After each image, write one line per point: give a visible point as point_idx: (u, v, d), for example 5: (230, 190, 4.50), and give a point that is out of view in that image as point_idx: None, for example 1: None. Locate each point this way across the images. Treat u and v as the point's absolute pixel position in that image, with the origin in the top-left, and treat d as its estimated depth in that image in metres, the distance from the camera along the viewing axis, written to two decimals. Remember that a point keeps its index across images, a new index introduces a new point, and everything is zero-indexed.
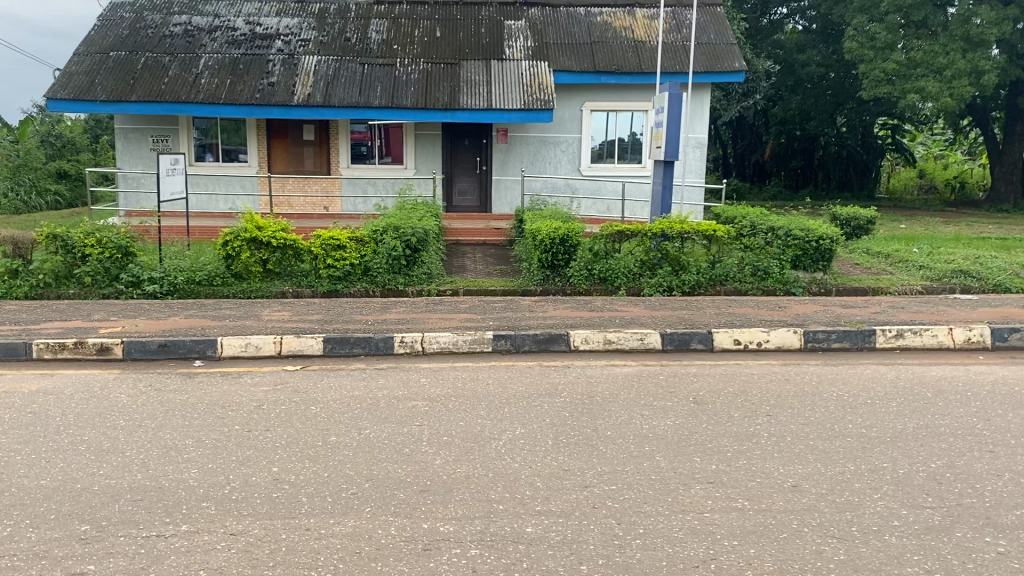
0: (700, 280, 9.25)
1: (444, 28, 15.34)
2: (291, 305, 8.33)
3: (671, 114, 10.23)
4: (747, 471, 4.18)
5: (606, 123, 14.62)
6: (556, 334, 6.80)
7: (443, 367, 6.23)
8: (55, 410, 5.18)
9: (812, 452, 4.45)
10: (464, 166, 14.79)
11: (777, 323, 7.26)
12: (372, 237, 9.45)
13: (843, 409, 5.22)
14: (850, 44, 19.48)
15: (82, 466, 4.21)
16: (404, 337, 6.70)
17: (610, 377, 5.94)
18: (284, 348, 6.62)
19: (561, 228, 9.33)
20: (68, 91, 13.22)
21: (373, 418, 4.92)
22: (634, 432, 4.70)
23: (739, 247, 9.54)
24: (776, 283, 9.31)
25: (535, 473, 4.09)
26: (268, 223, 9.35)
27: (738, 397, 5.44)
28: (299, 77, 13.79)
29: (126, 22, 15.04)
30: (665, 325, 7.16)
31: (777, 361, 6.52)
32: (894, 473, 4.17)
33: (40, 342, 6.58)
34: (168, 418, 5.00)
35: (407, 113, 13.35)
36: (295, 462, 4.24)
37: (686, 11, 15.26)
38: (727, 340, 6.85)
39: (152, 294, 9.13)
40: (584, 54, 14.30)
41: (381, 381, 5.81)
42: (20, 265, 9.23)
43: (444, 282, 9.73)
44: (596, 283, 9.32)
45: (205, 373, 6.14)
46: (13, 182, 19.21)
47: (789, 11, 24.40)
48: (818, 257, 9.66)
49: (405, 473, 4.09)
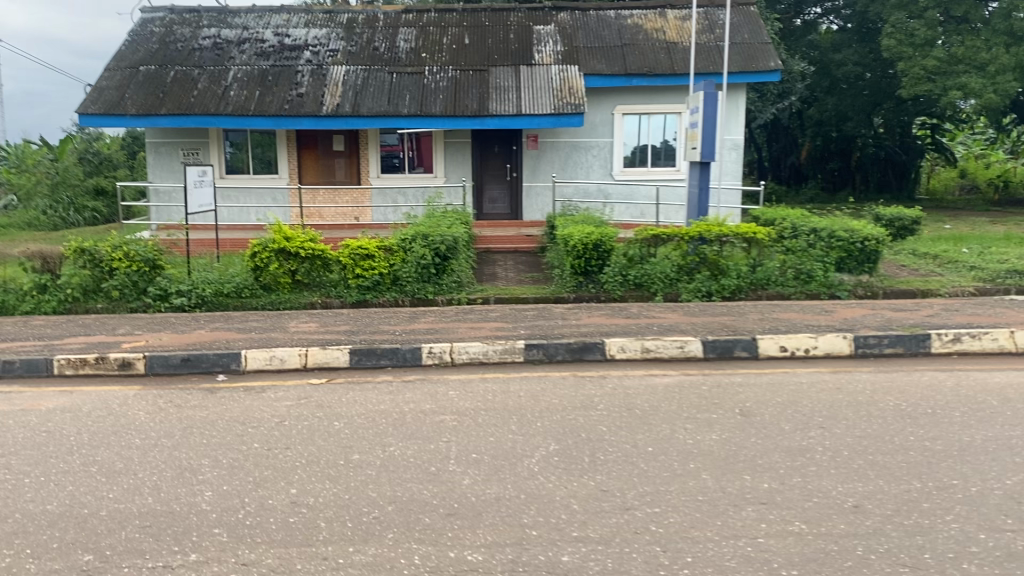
0: (740, 284, 8.91)
1: (473, 34, 15.13)
2: (318, 316, 8.11)
3: (707, 115, 9.89)
4: (803, 490, 3.83)
5: (638, 126, 14.29)
6: (591, 342, 6.49)
7: (473, 379, 5.93)
8: (71, 428, 4.98)
9: (872, 468, 4.09)
10: (494, 173, 14.55)
11: (824, 329, 6.87)
12: (401, 246, 9.22)
13: (903, 420, 4.84)
14: (888, 41, 18.78)
15: (92, 490, 3.99)
16: (433, 347, 6.43)
17: (650, 388, 5.60)
18: (309, 361, 6.38)
19: (594, 233, 9.02)
20: (98, 106, 13.18)
21: (398, 434, 4.65)
22: (678, 448, 4.37)
23: (780, 249, 9.21)
24: (819, 287, 8.94)
25: (571, 494, 3.79)
26: (296, 233, 9.15)
27: (787, 408, 5.09)
28: (327, 88, 13.66)
29: (155, 36, 15.03)
30: (706, 332, 6.81)
31: (826, 369, 6.13)
32: (966, 492, 3.80)
33: (61, 357, 6.40)
34: (186, 436, 4.78)
35: (436, 120, 13.13)
36: (315, 483, 3.98)
37: (719, 11, 14.90)
38: (773, 347, 6.49)
39: (180, 307, 8.98)
40: (615, 57, 14.00)
41: (408, 395, 5.53)
42: (48, 280, 9.11)
43: (475, 291, 9.45)
44: (632, 289, 9.00)
45: (227, 389, 5.91)
46: (51, 200, 19.44)
47: (824, 10, 23.88)
48: (864, 259, 9.18)
49: (431, 494, 3.82)
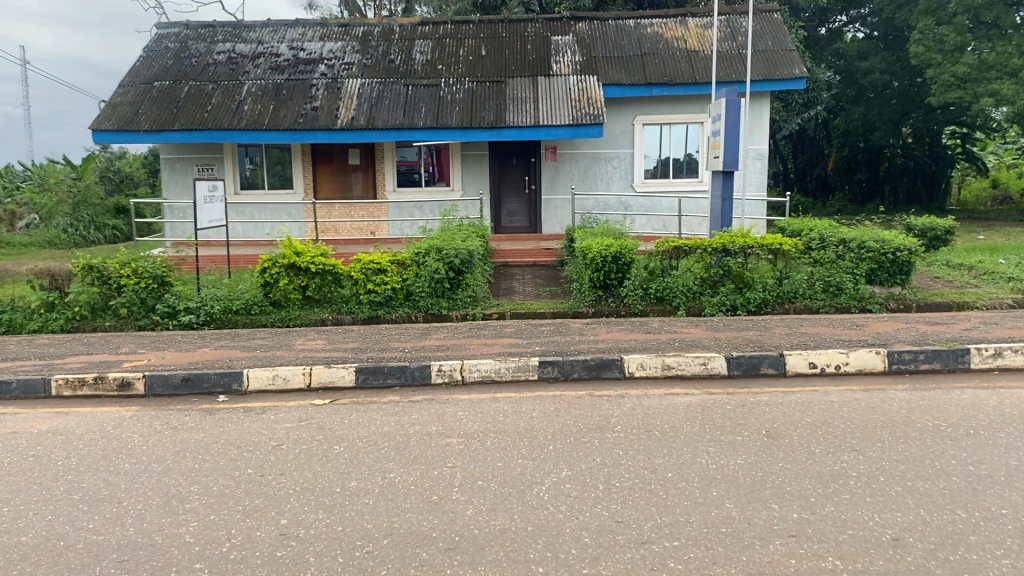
0: (766, 298, 8.57)
1: (490, 46, 14.95)
2: (328, 333, 7.87)
3: (729, 123, 9.59)
4: (837, 521, 3.50)
5: (659, 137, 13.99)
6: (608, 359, 6.17)
7: (484, 399, 5.64)
8: (60, 452, 4.74)
9: (912, 496, 3.75)
10: (512, 186, 14.30)
11: (855, 344, 6.51)
12: (415, 260, 8.98)
13: (944, 442, 4.48)
14: (916, 48, 18.42)
15: (72, 519, 3.73)
16: (443, 365, 6.15)
17: (671, 408, 5.28)
18: (313, 380, 6.13)
19: (613, 245, 8.71)
20: (112, 122, 13.10)
21: (400, 459, 4.38)
22: (699, 474, 4.05)
23: (807, 261, 8.85)
24: (850, 300, 8.60)
25: (583, 526, 3.48)
26: (307, 248, 8.94)
27: (818, 429, 4.74)
28: (342, 101, 13.49)
29: (171, 52, 14.99)
30: (730, 348, 6.48)
31: (859, 386, 5.77)
32: (1017, 523, 3.45)
33: (59, 378, 6.20)
34: (178, 461, 4.52)
35: (452, 133, 12.90)
36: (308, 514, 3.70)
37: (741, 18, 14.62)
38: (801, 363, 6.14)
39: (188, 325, 8.80)
40: (634, 66, 13.74)
41: (414, 416, 5.25)
42: (56, 298, 8.97)
43: (491, 306, 9.18)
44: (653, 303, 8.68)
45: (227, 409, 5.66)
46: (72, 218, 19.41)
47: (850, 18, 23.65)
48: (897, 270, 8.78)
49: (431, 526, 3.52)
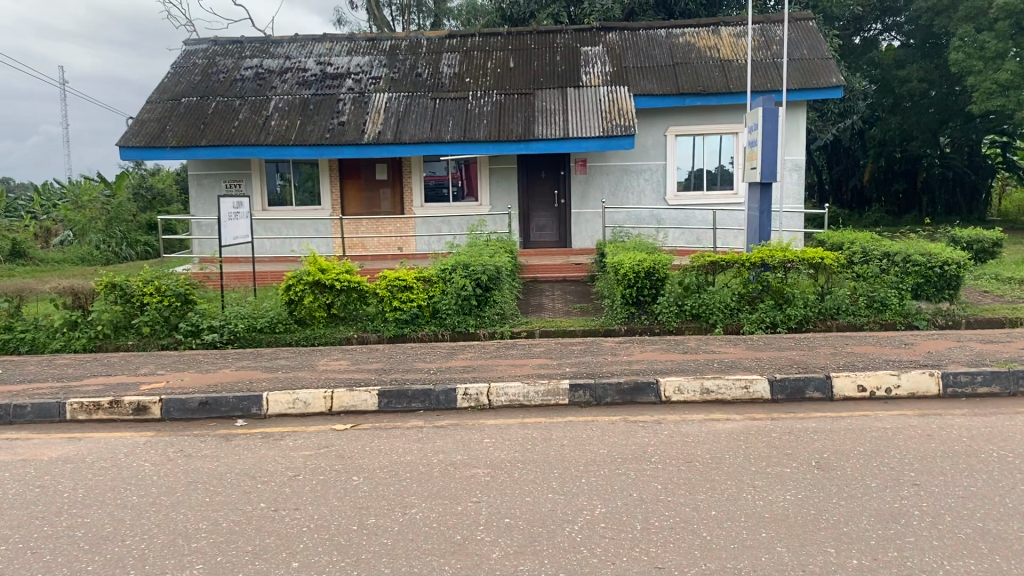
0: (808, 315, 8.19)
1: (519, 58, 14.74)
2: (351, 353, 7.62)
3: (766, 133, 9.27)
4: (900, 568, 3.15)
5: (693, 148, 13.64)
6: (643, 383, 5.85)
7: (512, 425, 5.35)
8: (68, 483, 4.52)
9: (984, 540, 3.38)
10: (542, 200, 14.01)
11: (907, 365, 6.13)
12: (441, 276, 8.73)
13: (1014, 475, 4.10)
14: (956, 55, 17.93)
15: (70, 560, 3.48)
16: (468, 389, 5.87)
17: (711, 436, 4.94)
18: (335, 405, 5.87)
19: (646, 260, 8.39)
20: (140, 138, 13.06)
21: (422, 493, 4.09)
22: (745, 512, 3.72)
23: (849, 275, 8.46)
24: (895, 316, 8.21)
25: (620, 572, 3.17)
26: (332, 265, 8.72)
27: (871, 460, 4.39)
28: (369, 116, 13.33)
29: (199, 68, 14.96)
30: (773, 369, 6.13)
31: (912, 411, 5.39)
32: None
33: (74, 401, 6.01)
34: (188, 493, 4.27)
35: (480, 146, 12.67)
36: (321, 555, 3.43)
37: (776, 27, 14.28)
38: (850, 387, 5.77)
39: (212, 344, 8.62)
40: (667, 76, 13.43)
41: (438, 444, 4.97)
42: (79, 316, 8.85)
43: (519, 323, 8.91)
44: (688, 320, 8.34)
45: (244, 435, 5.42)
46: (105, 234, 19.43)
47: (885, 26, 22.93)
48: (945, 285, 8.36)
49: (453, 571, 3.23)
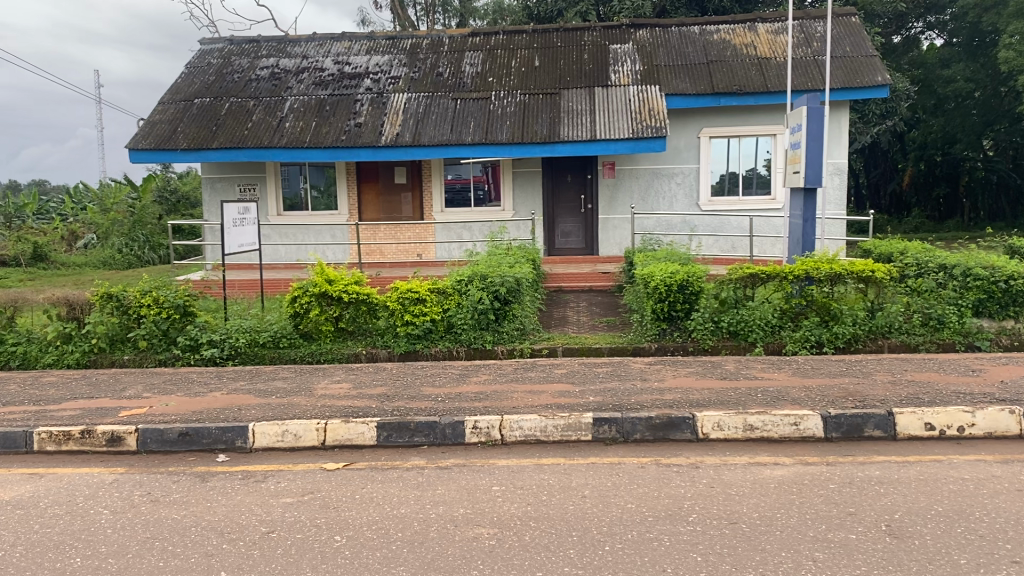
0: (857, 333, 7.41)
1: (544, 57, 14.06)
2: (355, 374, 6.96)
3: (810, 134, 8.48)
4: None
5: (727, 151, 12.88)
6: (677, 418, 5.13)
7: (526, 466, 4.67)
8: (7, 537, 3.89)
9: None
10: (567, 205, 13.30)
11: (980, 398, 5.34)
12: (456, 288, 8.05)
13: None
14: (1006, 54, 17.00)
15: None
16: (478, 421, 5.20)
17: (758, 486, 4.22)
18: (328, 438, 5.22)
19: (679, 272, 7.67)
20: (149, 140, 12.57)
21: (413, 561, 3.42)
22: None
23: (902, 290, 7.69)
24: (954, 335, 7.40)
25: None
26: (339, 275, 8.10)
27: (954, 525, 3.64)
28: (387, 117, 12.72)
29: (213, 68, 14.46)
30: (827, 402, 5.36)
31: (992, 456, 4.62)
32: None
33: (42, 430, 5.43)
34: (140, 555, 3.62)
35: (502, 148, 11.99)
36: None
37: (816, 22, 13.48)
38: (915, 425, 5.01)
39: (211, 360, 8.01)
40: (700, 75, 12.68)
41: (439, 491, 4.30)
42: (74, 329, 8.27)
43: (541, 339, 8.20)
44: (725, 338, 7.59)
45: (223, 474, 4.79)
46: (128, 238, 18.93)
47: (927, 24, 21.53)
48: (1010, 302, 7.52)
49: None
